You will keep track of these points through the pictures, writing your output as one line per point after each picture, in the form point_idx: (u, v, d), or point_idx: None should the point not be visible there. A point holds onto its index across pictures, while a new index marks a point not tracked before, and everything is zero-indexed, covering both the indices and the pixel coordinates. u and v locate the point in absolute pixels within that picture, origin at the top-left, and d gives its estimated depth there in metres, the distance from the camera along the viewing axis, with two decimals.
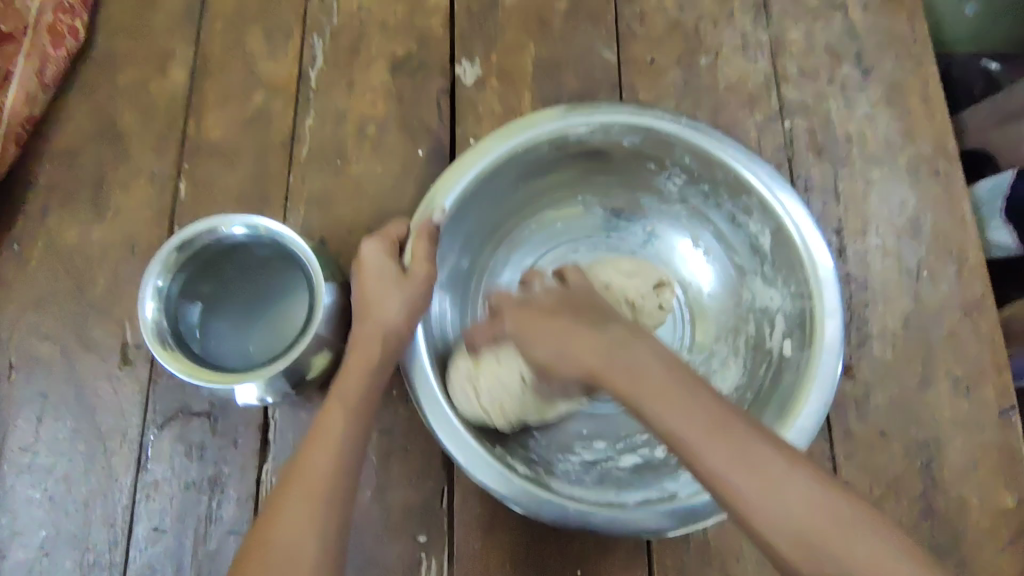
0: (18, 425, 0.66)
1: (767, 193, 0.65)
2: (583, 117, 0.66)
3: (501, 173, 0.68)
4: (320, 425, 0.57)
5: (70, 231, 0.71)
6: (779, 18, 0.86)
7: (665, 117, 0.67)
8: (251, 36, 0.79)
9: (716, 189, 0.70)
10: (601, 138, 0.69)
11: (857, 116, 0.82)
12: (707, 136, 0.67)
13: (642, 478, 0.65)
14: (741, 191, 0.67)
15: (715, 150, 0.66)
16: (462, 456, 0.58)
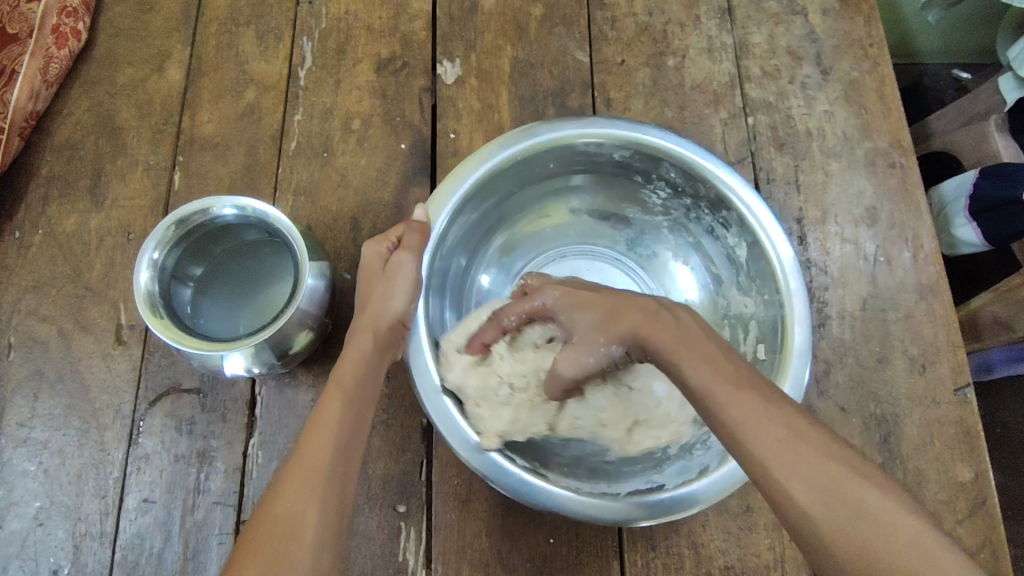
0: (16, 402, 0.70)
1: (747, 212, 0.67)
2: (580, 127, 0.68)
3: (500, 177, 0.70)
4: (318, 413, 0.56)
5: (69, 219, 0.75)
6: (743, 23, 0.91)
7: (653, 133, 0.68)
8: (243, 39, 0.83)
9: (698, 200, 0.72)
10: (593, 149, 0.71)
11: (816, 112, 0.87)
12: (692, 151, 0.68)
13: (631, 473, 0.67)
14: (723, 207, 0.69)
15: (700, 167, 0.68)
16: (458, 446, 0.60)
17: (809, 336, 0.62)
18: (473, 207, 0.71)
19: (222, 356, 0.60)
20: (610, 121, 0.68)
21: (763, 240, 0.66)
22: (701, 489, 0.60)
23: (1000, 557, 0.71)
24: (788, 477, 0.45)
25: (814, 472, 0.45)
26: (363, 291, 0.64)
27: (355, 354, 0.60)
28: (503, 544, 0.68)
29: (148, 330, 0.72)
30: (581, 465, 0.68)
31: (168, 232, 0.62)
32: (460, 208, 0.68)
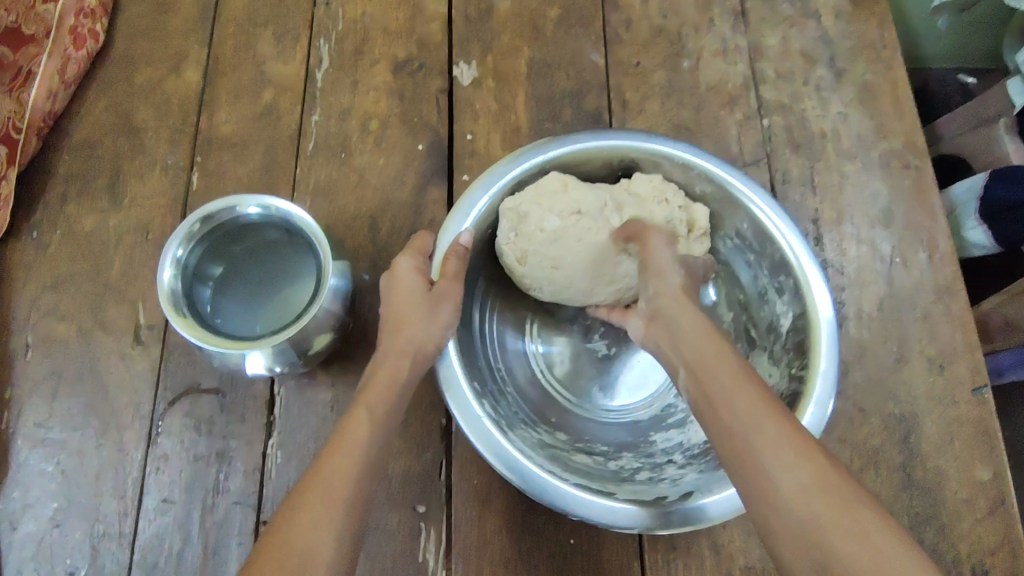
0: (34, 402, 0.69)
1: (803, 277, 0.65)
2: (676, 148, 0.69)
3: (584, 163, 0.72)
4: (343, 434, 0.55)
5: (87, 219, 0.75)
6: (756, 25, 0.92)
7: (741, 179, 0.68)
8: (261, 40, 0.83)
9: (765, 260, 0.70)
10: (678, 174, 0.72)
11: (831, 114, 0.88)
12: (770, 210, 0.67)
13: (588, 472, 0.64)
14: (786, 274, 0.68)
15: (772, 229, 0.67)
16: (440, 368, 0.61)
17: (822, 418, 0.60)
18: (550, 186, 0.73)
19: (244, 354, 0.60)
20: (711, 160, 0.69)
21: (812, 303, 0.64)
22: (642, 518, 0.58)
23: (1020, 557, 0.71)
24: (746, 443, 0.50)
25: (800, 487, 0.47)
26: (394, 313, 0.62)
27: (381, 379, 0.59)
28: (524, 541, 0.68)
29: (168, 329, 0.72)
30: (544, 447, 0.66)
31: (193, 228, 0.62)
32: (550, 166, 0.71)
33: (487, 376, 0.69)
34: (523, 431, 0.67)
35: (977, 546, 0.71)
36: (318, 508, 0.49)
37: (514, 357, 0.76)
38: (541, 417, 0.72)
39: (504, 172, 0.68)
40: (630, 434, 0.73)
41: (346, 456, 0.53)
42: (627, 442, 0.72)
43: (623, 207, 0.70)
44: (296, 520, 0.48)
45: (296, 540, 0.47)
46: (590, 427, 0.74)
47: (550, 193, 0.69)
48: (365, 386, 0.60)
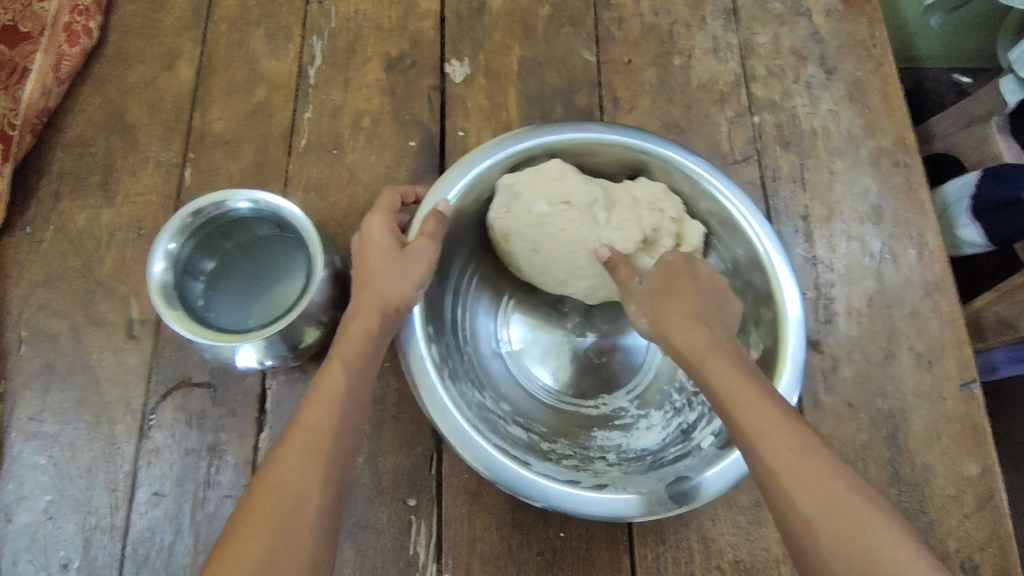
0: (26, 396, 0.70)
1: (785, 317, 0.64)
2: (687, 162, 0.69)
3: (593, 155, 0.72)
4: (321, 385, 0.56)
5: (80, 215, 0.75)
6: (747, 24, 0.92)
7: (748, 208, 0.67)
8: (254, 37, 0.84)
9: (751, 288, 0.70)
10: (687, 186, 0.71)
11: (821, 112, 0.88)
12: (768, 244, 0.66)
13: (518, 445, 0.65)
14: (766, 305, 0.67)
15: (767, 262, 0.66)
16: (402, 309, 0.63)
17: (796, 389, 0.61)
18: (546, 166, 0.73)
19: (234, 347, 0.61)
20: (724, 181, 0.68)
21: (787, 341, 0.62)
22: (560, 496, 0.58)
23: (1007, 551, 0.71)
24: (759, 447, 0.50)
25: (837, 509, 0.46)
26: (364, 274, 0.62)
27: (355, 332, 0.60)
28: (514, 537, 0.68)
29: (160, 324, 0.72)
30: (482, 410, 0.67)
31: (185, 221, 0.63)
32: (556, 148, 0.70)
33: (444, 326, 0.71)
34: (465, 390, 0.68)
35: (965, 540, 0.71)
36: (300, 462, 0.51)
37: (476, 323, 0.77)
38: (493, 391, 0.73)
39: (504, 147, 0.68)
40: (572, 424, 0.74)
41: (327, 407, 0.54)
42: (567, 430, 0.73)
43: (613, 205, 0.70)
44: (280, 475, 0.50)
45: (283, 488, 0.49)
46: (537, 412, 0.74)
47: (545, 177, 0.69)
48: (338, 339, 0.60)
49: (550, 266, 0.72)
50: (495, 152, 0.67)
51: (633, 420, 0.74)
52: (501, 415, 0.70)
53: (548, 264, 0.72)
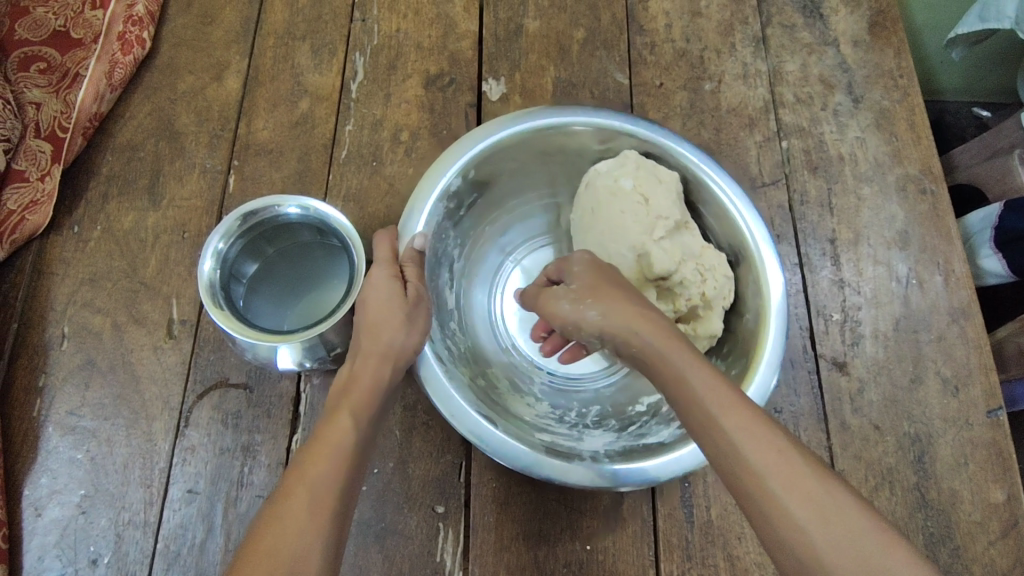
0: (66, 391, 0.71)
1: (764, 356, 0.63)
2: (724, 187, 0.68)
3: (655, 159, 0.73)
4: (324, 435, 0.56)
5: (127, 217, 0.78)
6: (777, 52, 0.95)
7: (764, 248, 0.66)
8: (300, 52, 0.87)
9: (738, 360, 0.67)
10: (714, 209, 0.71)
11: (848, 139, 0.90)
12: (772, 289, 0.65)
13: (459, 361, 0.69)
14: (751, 334, 0.67)
15: (768, 301, 0.65)
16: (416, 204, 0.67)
17: (764, 394, 0.61)
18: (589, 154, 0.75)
19: (274, 348, 0.63)
20: (777, 275, 0.65)
21: (760, 367, 0.62)
22: (466, 408, 0.61)
23: None
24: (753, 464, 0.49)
25: (853, 533, 0.45)
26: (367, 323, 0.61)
27: (364, 383, 0.60)
28: (540, 548, 0.68)
29: (199, 325, 0.74)
30: (446, 323, 0.71)
31: (233, 225, 0.65)
32: (655, 149, 0.72)
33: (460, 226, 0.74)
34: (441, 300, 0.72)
35: (991, 568, 0.71)
36: (303, 514, 0.50)
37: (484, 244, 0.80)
38: (467, 271, 0.78)
39: (596, 117, 0.69)
40: (514, 376, 0.76)
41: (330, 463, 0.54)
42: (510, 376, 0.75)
43: (680, 230, 0.69)
44: (276, 527, 0.49)
45: (284, 549, 0.48)
46: (474, 314, 0.78)
47: (654, 174, 0.69)
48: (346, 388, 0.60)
49: (590, 232, 0.72)
50: (583, 116, 0.69)
51: (539, 396, 0.74)
52: (461, 335, 0.73)
53: (590, 225, 0.72)
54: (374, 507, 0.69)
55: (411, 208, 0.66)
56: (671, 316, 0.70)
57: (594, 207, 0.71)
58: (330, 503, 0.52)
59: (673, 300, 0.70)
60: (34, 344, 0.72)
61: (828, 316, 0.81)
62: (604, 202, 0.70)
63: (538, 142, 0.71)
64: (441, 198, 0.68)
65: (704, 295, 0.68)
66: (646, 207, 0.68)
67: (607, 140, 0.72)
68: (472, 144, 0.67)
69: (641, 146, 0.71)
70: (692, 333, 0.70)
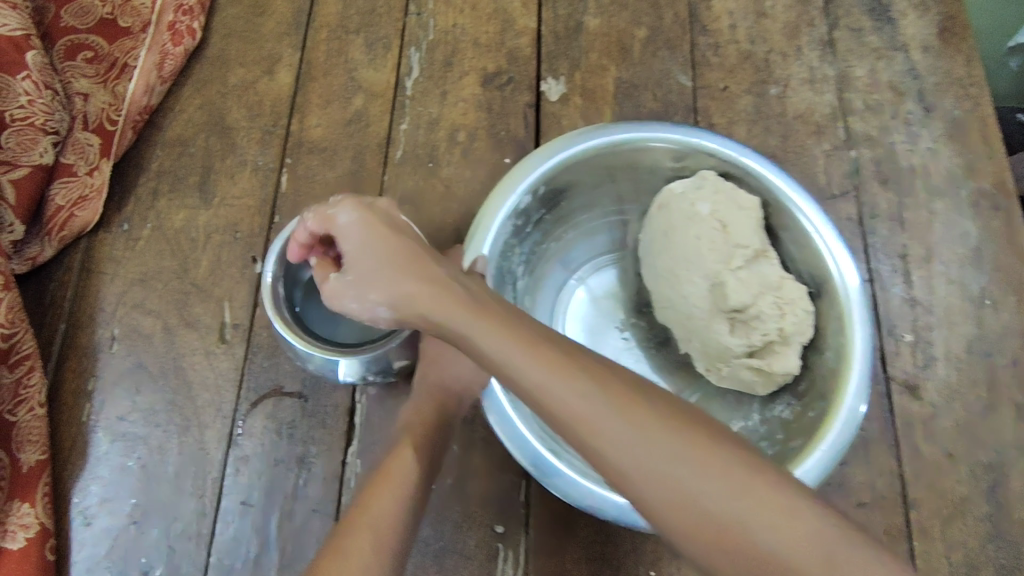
0: (117, 395, 0.69)
1: (840, 414, 0.60)
2: (809, 217, 0.65)
3: (734, 181, 0.70)
4: (391, 467, 0.57)
5: (178, 215, 0.75)
6: (845, 56, 0.91)
7: (848, 285, 0.63)
8: (353, 46, 0.84)
9: (815, 403, 0.64)
10: (795, 238, 0.68)
11: (918, 149, 0.86)
12: (856, 333, 0.62)
13: None
14: (828, 376, 0.64)
15: (852, 344, 0.62)
16: (483, 219, 0.64)
17: (817, 474, 0.58)
18: (660, 170, 0.72)
19: (337, 361, 0.61)
20: (862, 314, 0.62)
21: (833, 422, 0.59)
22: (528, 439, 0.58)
23: None
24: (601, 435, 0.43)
25: (734, 502, 0.40)
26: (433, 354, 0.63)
27: (424, 417, 0.61)
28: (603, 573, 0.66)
29: (252, 330, 0.71)
30: None
31: (297, 229, 0.63)
32: (733, 169, 0.69)
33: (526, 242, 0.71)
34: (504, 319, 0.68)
35: None
36: (364, 548, 0.52)
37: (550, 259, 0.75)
38: (530, 288, 0.74)
39: (672, 134, 0.68)
40: None
41: (391, 493, 0.55)
42: None
43: (758, 259, 0.66)
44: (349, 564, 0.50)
45: None
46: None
47: (733, 198, 0.66)
48: (406, 424, 0.61)
49: (661, 258, 0.69)
50: (660, 132, 0.68)
51: None
52: None
53: (661, 252, 0.69)
54: (432, 524, 0.67)
55: (484, 218, 0.64)
56: (744, 351, 0.65)
57: (666, 229, 0.68)
58: (392, 534, 0.53)
59: (748, 335, 0.65)
60: (83, 345, 0.70)
61: (899, 337, 0.78)
62: (680, 229, 0.67)
63: (612, 158, 0.69)
64: (512, 213, 0.65)
65: (782, 330, 0.64)
66: (726, 238, 0.66)
67: (681, 158, 0.70)
68: (546, 159, 0.66)
69: (720, 165, 0.69)
70: (767, 371, 0.65)
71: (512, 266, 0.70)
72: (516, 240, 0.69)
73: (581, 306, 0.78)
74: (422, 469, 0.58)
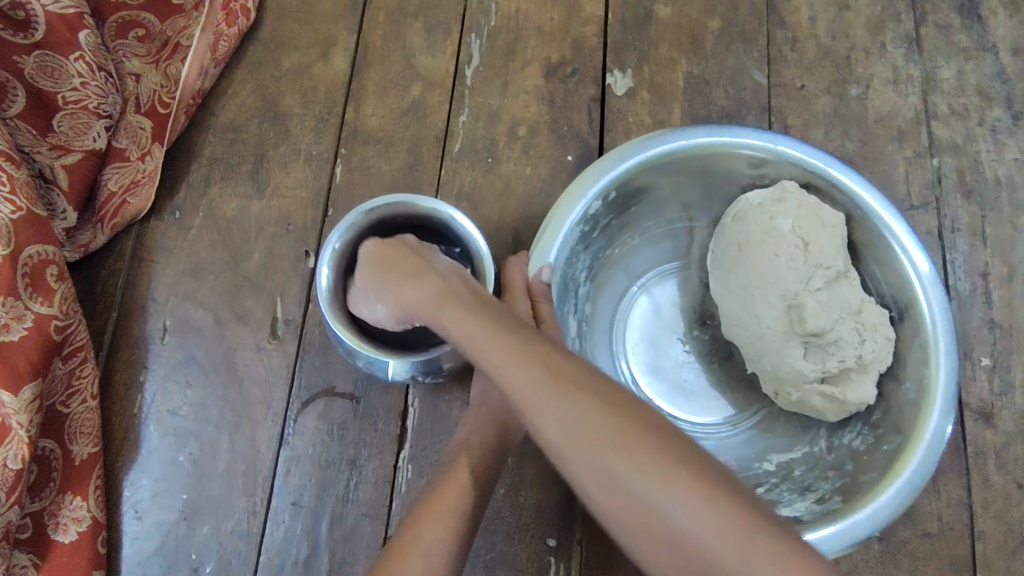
0: (168, 388, 0.68)
1: (910, 462, 0.57)
2: (896, 236, 0.62)
3: (815, 193, 0.66)
4: (450, 487, 0.54)
5: (230, 204, 0.73)
6: (932, 55, 0.85)
7: (937, 313, 0.60)
8: (411, 30, 0.80)
9: (889, 435, 0.61)
10: (879, 258, 0.64)
11: (1006, 160, 0.81)
12: (939, 367, 0.59)
13: None
14: (905, 411, 0.60)
15: (935, 379, 0.58)
16: (551, 221, 0.61)
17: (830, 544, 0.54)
18: (735, 176, 0.68)
19: (385, 363, 0.59)
20: (948, 347, 0.59)
21: (902, 470, 0.56)
22: None
23: None
24: (548, 423, 0.43)
25: (675, 494, 0.40)
26: None
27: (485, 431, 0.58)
28: None
29: (304, 327, 0.69)
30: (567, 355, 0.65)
31: (355, 221, 0.60)
32: (817, 181, 0.65)
33: (591, 246, 0.68)
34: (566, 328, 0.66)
35: None
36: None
37: (613, 263, 0.72)
38: (591, 295, 0.71)
39: (757, 140, 0.64)
40: None
41: (454, 513, 0.52)
42: None
43: (838, 279, 0.62)
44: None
45: None
46: (596, 343, 0.71)
47: (816, 214, 0.63)
48: (466, 439, 0.59)
49: (733, 275, 0.65)
50: (743, 138, 0.64)
51: None
52: None
53: (733, 269, 0.65)
54: (483, 534, 0.65)
55: (552, 222, 0.61)
56: (818, 376, 0.61)
57: (740, 242, 0.65)
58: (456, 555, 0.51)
59: (822, 360, 0.62)
60: (135, 336, 0.69)
61: (975, 361, 0.74)
62: (757, 245, 0.63)
63: (687, 163, 0.65)
64: (582, 218, 0.62)
65: (861, 358, 0.61)
66: (807, 256, 0.62)
67: (761, 165, 0.66)
68: (620, 163, 0.62)
69: (802, 176, 0.66)
70: (840, 399, 0.61)
71: (576, 271, 0.67)
72: (582, 245, 0.66)
73: (642, 315, 0.74)
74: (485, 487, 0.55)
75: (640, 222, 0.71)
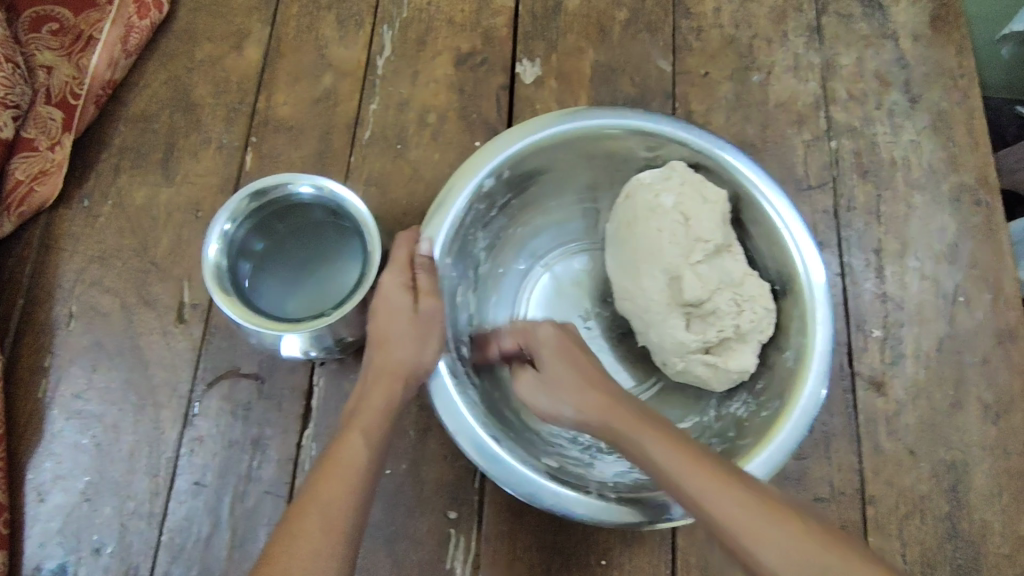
0: (73, 372, 0.69)
1: (785, 428, 0.58)
2: (777, 212, 0.64)
3: (705, 171, 0.68)
4: (334, 456, 0.55)
5: (139, 192, 0.74)
6: (832, 43, 0.88)
7: (813, 284, 0.62)
8: (324, 22, 0.82)
9: (772, 401, 0.62)
10: (764, 233, 0.66)
11: (901, 142, 0.84)
12: (815, 337, 0.60)
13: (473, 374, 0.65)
14: (786, 381, 0.62)
15: (812, 348, 0.60)
16: (442, 200, 0.63)
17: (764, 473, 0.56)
18: (633, 156, 0.70)
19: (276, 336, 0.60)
20: (825, 315, 0.60)
21: (776, 434, 0.58)
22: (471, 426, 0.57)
23: None
24: (656, 452, 0.49)
25: (778, 529, 0.43)
26: (377, 333, 0.61)
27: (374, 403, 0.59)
28: (553, 561, 0.66)
29: (211, 309, 0.71)
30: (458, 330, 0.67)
31: (239, 204, 0.62)
32: (705, 161, 0.67)
33: (489, 226, 0.70)
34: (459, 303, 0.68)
35: None
36: (296, 541, 0.49)
37: (513, 241, 0.74)
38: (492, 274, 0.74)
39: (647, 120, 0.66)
40: None
41: (332, 479, 0.53)
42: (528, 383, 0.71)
43: (719, 253, 0.65)
44: (288, 550, 0.49)
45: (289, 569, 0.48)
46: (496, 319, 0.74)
47: (699, 190, 0.65)
48: (355, 409, 0.59)
49: (625, 254, 0.67)
50: (631, 120, 0.65)
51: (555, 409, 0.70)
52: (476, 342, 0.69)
53: (623, 247, 0.67)
54: (385, 509, 0.67)
55: (443, 199, 0.63)
56: (699, 346, 0.64)
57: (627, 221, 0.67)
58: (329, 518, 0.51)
59: (704, 331, 0.64)
60: (40, 322, 0.70)
61: (868, 333, 0.76)
62: (643, 222, 0.65)
63: (581, 144, 0.67)
64: (474, 195, 0.64)
65: (739, 327, 0.63)
66: (687, 231, 0.64)
67: (653, 147, 0.68)
68: (513, 142, 0.64)
69: (692, 156, 0.68)
70: (722, 368, 0.64)
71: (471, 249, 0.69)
72: (477, 225, 0.68)
73: (543, 294, 0.77)
74: (369, 455, 0.56)
75: (542, 202, 0.74)
